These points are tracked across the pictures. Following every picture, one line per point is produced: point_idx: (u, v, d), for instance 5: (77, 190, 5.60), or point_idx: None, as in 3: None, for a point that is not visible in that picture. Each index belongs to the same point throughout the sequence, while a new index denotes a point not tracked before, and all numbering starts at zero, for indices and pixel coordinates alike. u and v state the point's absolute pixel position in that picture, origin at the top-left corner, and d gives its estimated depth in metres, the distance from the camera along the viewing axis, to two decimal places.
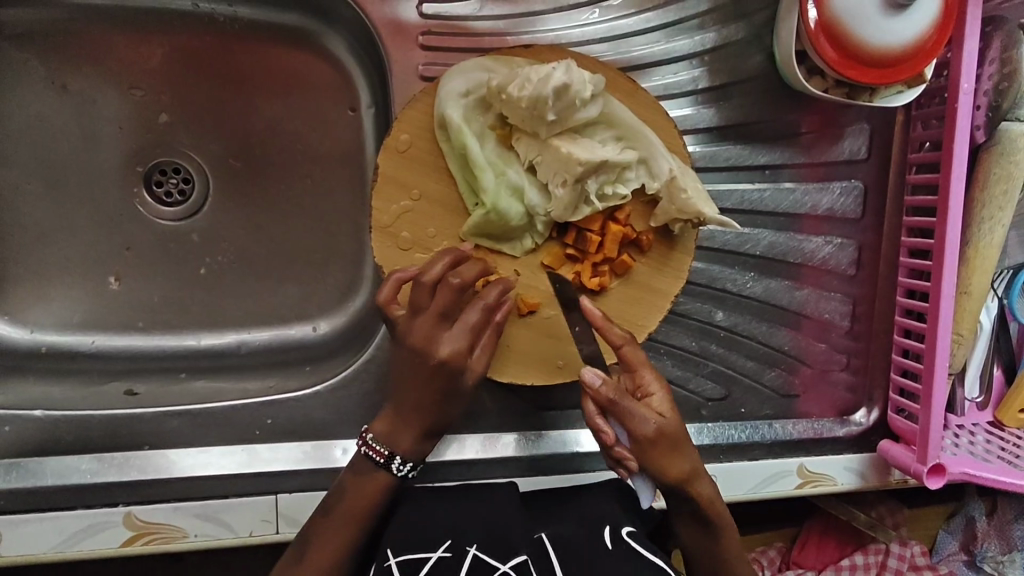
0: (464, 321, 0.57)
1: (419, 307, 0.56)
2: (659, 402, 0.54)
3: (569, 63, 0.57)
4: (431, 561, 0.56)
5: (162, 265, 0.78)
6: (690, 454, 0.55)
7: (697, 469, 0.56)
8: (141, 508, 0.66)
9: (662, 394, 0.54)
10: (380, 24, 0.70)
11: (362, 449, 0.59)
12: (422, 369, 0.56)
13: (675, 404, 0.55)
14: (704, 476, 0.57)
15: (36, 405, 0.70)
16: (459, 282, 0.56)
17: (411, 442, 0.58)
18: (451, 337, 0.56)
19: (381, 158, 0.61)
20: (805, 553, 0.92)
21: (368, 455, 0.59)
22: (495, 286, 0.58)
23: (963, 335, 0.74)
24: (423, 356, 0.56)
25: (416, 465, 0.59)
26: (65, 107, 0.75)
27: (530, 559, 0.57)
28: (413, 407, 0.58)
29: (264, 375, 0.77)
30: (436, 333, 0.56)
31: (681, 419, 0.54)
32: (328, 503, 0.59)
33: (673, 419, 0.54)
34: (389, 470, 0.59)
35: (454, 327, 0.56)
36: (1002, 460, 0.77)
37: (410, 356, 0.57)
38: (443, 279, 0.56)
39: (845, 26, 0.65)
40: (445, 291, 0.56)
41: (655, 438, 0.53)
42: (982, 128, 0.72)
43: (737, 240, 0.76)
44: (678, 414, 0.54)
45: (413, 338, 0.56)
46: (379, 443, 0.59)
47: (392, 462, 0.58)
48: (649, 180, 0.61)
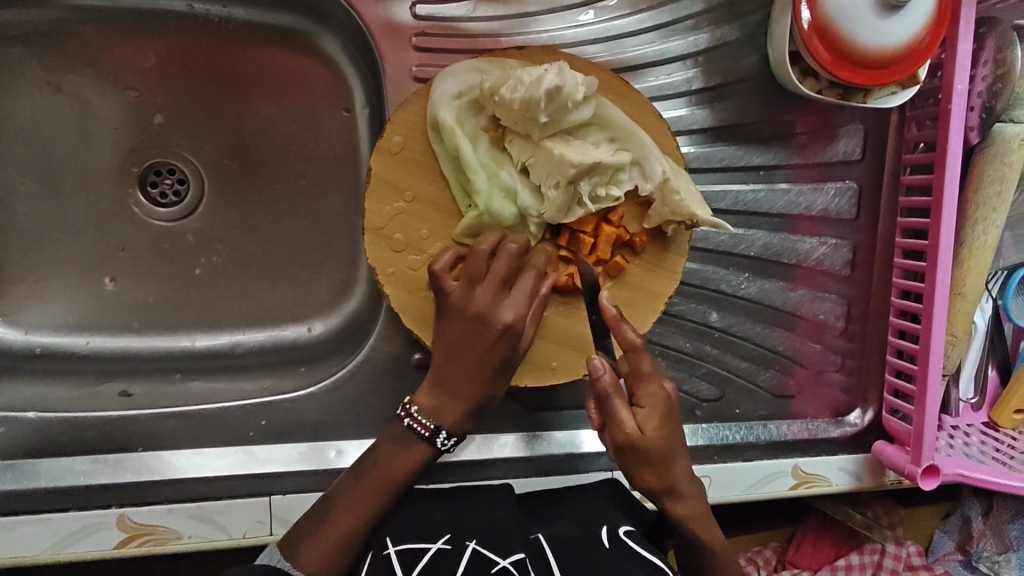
0: (521, 287, 0.58)
1: (478, 274, 0.58)
2: (648, 418, 0.51)
3: (562, 65, 0.57)
4: (430, 553, 0.56)
5: (157, 266, 0.78)
6: (672, 474, 0.53)
7: (678, 488, 0.54)
8: (135, 510, 0.66)
9: (653, 410, 0.52)
10: (374, 25, 0.70)
11: (406, 422, 0.60)
12: (483, 336, 0.57)
13: (666, 425, 0.52)
14: (688, 496, 0.55)
15: (31, 407, 0.70)
16: (517, 249, 0.58)
17: (459, 418, 0.59)
18: (511, 303, 0.57)
19: (374, 160, 0.61)
20: (801, 553, 0.92)
21: (413, 428, 0.59)
22: (540, 253, 0.59)
23: (958, 335, 0.74)
24: (485, 321, 0.57)
25: (459, 442, 0.60)
26: (60, 108, 0.75)
27: (528, 556, 0.56)
28: (468, 380, 0.58)
29: (258, 376, 0.77)
30: (497, 299, 0.57)
31: (669, 441, 0.52)
32: (341, 487, 0.60)
33: (655, 438, 0.51)
34: (433, 444, 0.59)
35: (514, 293, 0.58)
36: (998, 461, 0.77)
37: (469, 325, 0.58)
38: (499, 246, 0.58)
39: (839, 27, 0.65)
40: (504, 257, 0.58)
41: (632, 447, 0.51)
42: (975, 130, 0.72)
43: (731, 241, 0.76)
44: (667, 437, 0.51)
45: (473, 305, 0.57)
46: (426, 418, 0.59)
47: (438, 436, 0.59)
48: (642, 181, 0.61)
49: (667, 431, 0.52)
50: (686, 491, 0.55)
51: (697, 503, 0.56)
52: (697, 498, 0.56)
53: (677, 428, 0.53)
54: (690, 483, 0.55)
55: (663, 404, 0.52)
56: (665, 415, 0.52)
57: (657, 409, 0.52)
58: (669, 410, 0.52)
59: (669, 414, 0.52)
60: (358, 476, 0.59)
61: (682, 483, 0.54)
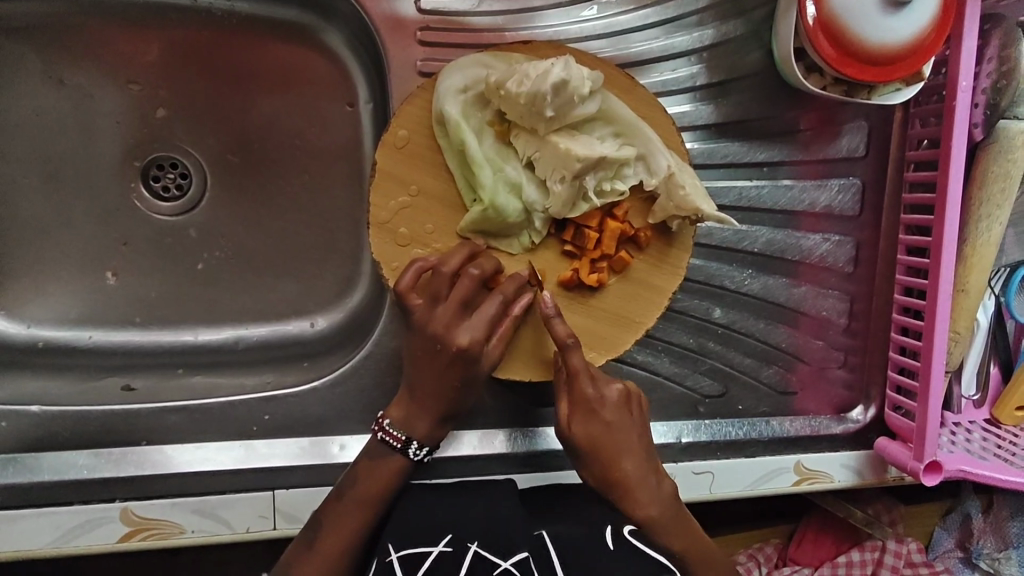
0: (482, 312, 0.59)
1: (438, 295, 0.58)
2: (574, 413, 0.58)
3: (568, 59, 0.56)
4: (431, 557, 0.57)
5: (159, 260, 0.78)
6: (609, 466, 0.57)
7: (621, 483, 0.56)
8: (138, 504, 0.66)
9: (580, 405, 0.58)
10: (379, 19, 0.70)
11: (378, 435, 0.61)
12: (440, 356, 0.59)
13: (593, 419, 0.57)
14: (634, 492, 0.56)
15: (33, 401, 0.70)
16: (479, 275, 0.59)
17: (428, 429, 0.61)
18: (469, 326, 0.58)
19: (379, 154, 0.61)
20: (802, 550, 0.92)
21: (385, 440, 0.61)
22: (512, 280, 0.60)
23: (960, 332, 0.75)
24: (442, 343, 0.58)
25: (431, 450, 0.62)
26: (62, 100, 0.75)
27: (531, 555, 0.59)
28: (432, 394, 0.60)
29: (262, 371, 0.77)
30: (456, 322, 0.58)
31: (599, 433, 0.57)
32: (341, 488, 0.60)
33: (581, 431, 0.57)
34: (405, 454, 0.61)
35: (474, 317, 0.59)
36: (998, 458, 0.78)
37: (429, 344, 0.59)
38: (464, 270, 0.59)
39: (844, 23, 0.65)
40: (465, 281, 0.58)
41: (565, 440, 0.58)
42: (980, 126, 0.72)
43: (735, 237, 0.77)
44: (595, 430, 0.57)
45: (431, 326, 0.58)
46: (397, 428, 0.61)
47: (409, 447, 0.61)
48: (647, 176, 0.61)
49: (597, 424, 0.57)
50: (632, 489, 0.56)
51: (648, 503, 0.56)
52: (644, 498, 0.56)
53: (610, 421, 0.57)
54: (632, 479, 0.56)
55: (588, 402, 0.58)
56: (588, 410, 0.58)
57: (583, 406, 0.58)
58: (598, 405, 0.58)
59: (597, 409, 0.58)
60: (360, 476, 0.60)
61: (625, 478, 0.56)
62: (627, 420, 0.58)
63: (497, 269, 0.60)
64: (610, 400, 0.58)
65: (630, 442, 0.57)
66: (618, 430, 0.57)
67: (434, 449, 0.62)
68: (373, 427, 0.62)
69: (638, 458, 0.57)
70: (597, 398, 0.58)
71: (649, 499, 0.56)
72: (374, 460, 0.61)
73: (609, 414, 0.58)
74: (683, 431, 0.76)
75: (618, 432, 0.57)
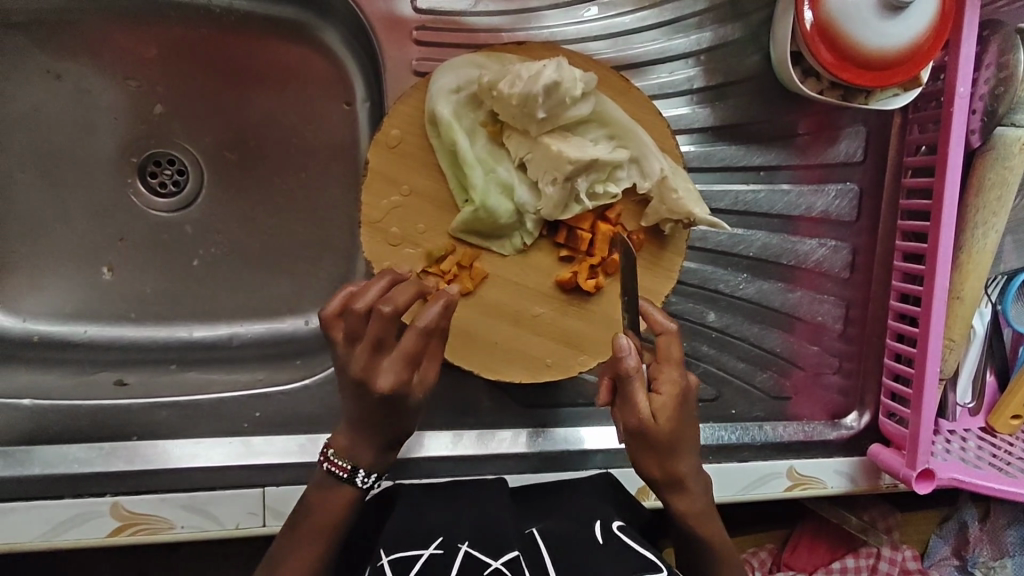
0: (401, 348, 0.51)
1: (355, 335, 0.52)
2: (649, 449, 0.54)
3: (561, 60, 0.56)
4: (422, 559, 0.55)
5: (155, 256, 0.78)
6: (677, 462, 0.55)
7: (679, 479, 0.56)
8: (129, 498, 0.66)
9: (670, 399, 0.53)
10: (375, 18, 0.70)
11: (323, 465, 0.57)
12: (433, 365, 0.58)
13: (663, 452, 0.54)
14: (688, 487, 0.57)
15: (26, 394, 0.70)
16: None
17: (372, 458, 0.57)
18: (389, 367, 0.51)
19: (371, 153, 0.61)
20: (796, 555, 0.92)
21: (330, 471, 0.57)
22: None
23: (955, 340, 0.74)
24: (437, 352, 0.57)
25: (379, 476, 0.58)
26: (60, 95, 0.75)
27: (523, 555, 0.56)
28: (425, 405, 0.59)
29: (256, 368, 0.77)
30: (374, 363, 0.51)
31: (680, 431, 0.54)
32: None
33: (668, 429, 0.53)
34: (393, 465, 0.59)
35: (392, 355, 0.51)
36: (992, 467, 0.77)
37: (352, 388, 0.53)
38: (376, 305, 0.51)
39: (841, 27, 0.64)
40: (454, 287, 0.58)
41: (644, 434, 0.53)
42: (977, 132, 0.71)
43: (730, 241, 0.76)
44: (665, 459, 0.54)
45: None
46: (341, 459, 0.57)
47: (357, 476, 0.57)
48: (640, 179, 0.61)
49: (680, 419, 0.54)
50: (688, 485, 0.57)
51: (693, 497, 0.58)
52: (695, 493, 0.57)
53: (687, 417, 0.55)
54: (691, 475, 0.56)
55: (677, 395, 0.53)
56: (665, 446, 0.54)
57: (672, 401, 0.53)
58: (682, 399, 0.54)
59: (670, 443, 0.54)
60: None
61: (685, 475, 0.56)
62: (696, 413, 0.56)
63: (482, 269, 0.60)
64: (690, 395, 0.55)
65: (696, 437, 0.56)
66: (690, 426, 0.55)
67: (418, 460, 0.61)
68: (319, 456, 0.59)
69: (695, 456, 0.56)
70: (680, 395, 0.54)
71: (694, 492, 0.57)
72: (358, 466, 0.59)
73: (680, 436, 0.54)
74: None
75: (690, 428, 0.55)
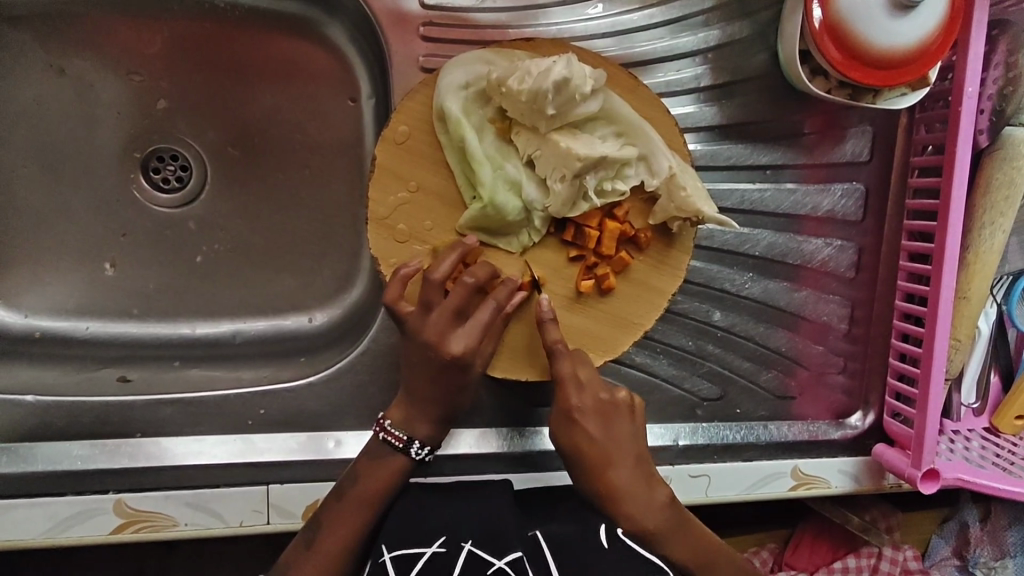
0: (476, 318, 0.58)
1: (431, 304, 0.57)
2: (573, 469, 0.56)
3: (571, 57, 0.56)
4: (425, 558, 0.57)
5: (158, 252, 0.78)
6: (601, 476, 0.54)
7: (614, 495, 0.54)
8: (132, 495, 0.66)
9: (567, 414, 0.56)
10: (382, 14, 0.69)
11: (379, 434, 0.61)
12: (432, 365, 0.58)
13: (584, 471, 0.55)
14: (623, 503, 0.54)
15: (29, 390, 0.70)
16: (473, 282, 0.58)
17: (429, 431, 0.61)
18: (463, 334, 0.58)
19: (378, 149, 0.60)
20: (798, 555, 0.92)
21: (386, 440, 0.60)
22: (506, 284, 0.59)
23: (961, 340, 0.74)
24: (434, 351, 0.58)
25: (433, 450, 0.61)
26: (62, 90, 0.75)
27: (525, 555, 0.58)
28: (429, 401, 0.60)
29: (259, 365, 0.77)
30: (449, 330, 0.58)
31: (585, 445, 0.55)
32: (342, 486, 0.60)
33: (574, 443, 0.55)
34: (408, 454, 0.61)
35: (467, 324, 0.58)
36: (997, 466, 0.77)
37: (422, 351, 0.58)
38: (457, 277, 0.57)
39: (850, 25, 0.64)
40: (459, 289, 0.57)
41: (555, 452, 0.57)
42: (985, 132, 0.71)
43: (736, 240, 0.76)
44: (593, 482, 0.55)
45: (425, 334, 0.58)
46: (398, 429, 0.60)
47: (411, 446, 0.60)
48: (649, 177, 0.61)
49: (584, 434, 0.55)
50: (622, 501, 0.54)
51: (642, 516, 0.54)
52: (636, 510, 0.54)
53: (596, 433, 0.55)
54: (624, 490, 0.54)
55: (574, 409, 0.55)
56: (582, 462, 0.55)
57: (569, 414, 0.56)
58: (588, 412, 0.55)
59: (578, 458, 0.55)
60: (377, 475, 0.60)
61: (616, 490, 0.54)
62: (617, 429, 0.55)
63: (491, 273, 0.59)
64: (597, 408, 0.56)
65: (622, 451, 0.55)
66: (606, 440, 0.55)
67: (436, 449, 0.62)
68: (374, 428, 0.62)
69: (626, 469, 0.54)
70: (583, 407, 0.56)
71: (640, 511, 0.54)
72: (372, 459, 0.60)
73: (592, 432, 0.55)
74: (680, 433, 0.75)
75: (604, 441, 0.55)
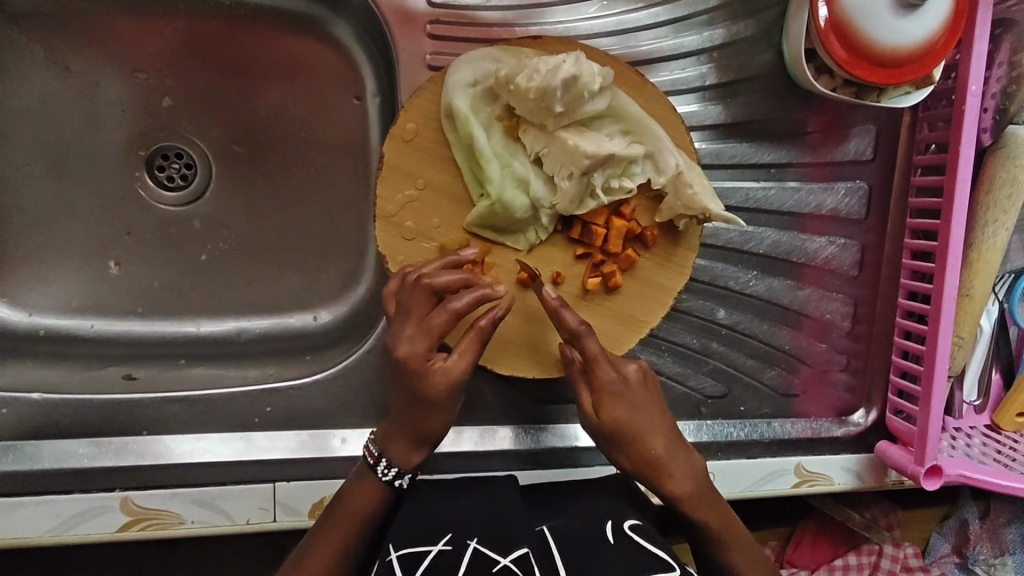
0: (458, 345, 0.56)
1: (411, 318, 0.56)
2: (612, 443, 0.58)
3: (579, 55, 0.56)
4: (431, 555, 0.55)
5: (162, 250, 0.78)
6: (640, 449, 0.57)
7: (655, 463, 0.57)
8: (138, 493, 0.65)
9: (609, 391, 0.57)
10: (388, 12, 0.69)
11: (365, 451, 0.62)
12: (407, 382, 0.57)
13: (626, 445, 0.57)
14: (665, 469, 0.57)
15: (34, 388, 0.69)
16: (457, 311, 0.56)
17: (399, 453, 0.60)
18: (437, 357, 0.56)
19: (386, 147, 0.60)
20: (799, 552, 0.92)
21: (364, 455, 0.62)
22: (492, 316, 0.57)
23: (964, 338, 0.74)
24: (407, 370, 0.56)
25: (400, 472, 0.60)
26: (66, 88, 0.75)
27: (531, 552, 0.55)
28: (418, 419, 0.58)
29: (264, 363, 0.77)
30: (423, 349, 0.56)
31: (628, 418, 0.57)
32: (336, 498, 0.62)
33: (613, 415, 0.57)
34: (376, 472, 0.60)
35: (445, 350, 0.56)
36: (998, 463, 0.77)
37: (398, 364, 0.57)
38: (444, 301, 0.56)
39: (856, 24, 0.65)
40: (440, 313, 0.55)
41: (593, 428, 0.58)
42: (988, 130, 0.72)
43: (741, 238, 0.76)
44: (638, 455, 0.57)
45: (400, 349, 0.56)
46: (373, 443, 0.61)
47: (380, 464, 0.60)
48: (655, 174, 0.61)
49: (627, 407, 0.57)
50: (664, 466, 0.57)
51: (680, 478, 0.58)
52: (677, 473, 0.58)
53: (635, 404, 0.57)
54: (664, 456, 0.57)
55: (613, 387, 0.57)
56: (623, 436, 0.57)
57: (609, 392, 0.57)
58: (622, 390, 0.57)
59: (615, 430, 0.57)
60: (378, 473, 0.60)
61: (657, 460, 0.57)
62: (649, 398, 0.58)
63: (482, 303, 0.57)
64: (630, 384, 0.58)
65: (655, 420, 0.58)
66: (642, 411, 0.58)
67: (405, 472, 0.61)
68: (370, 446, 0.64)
69: (664, 436, 0.58)
70: (619, 382, 0.57)
71: (679, 473, 0.58)
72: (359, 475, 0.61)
73: (632, 400, 0.57)
74: (684, 431, 0.76)
75: (644, 413, 0.57)
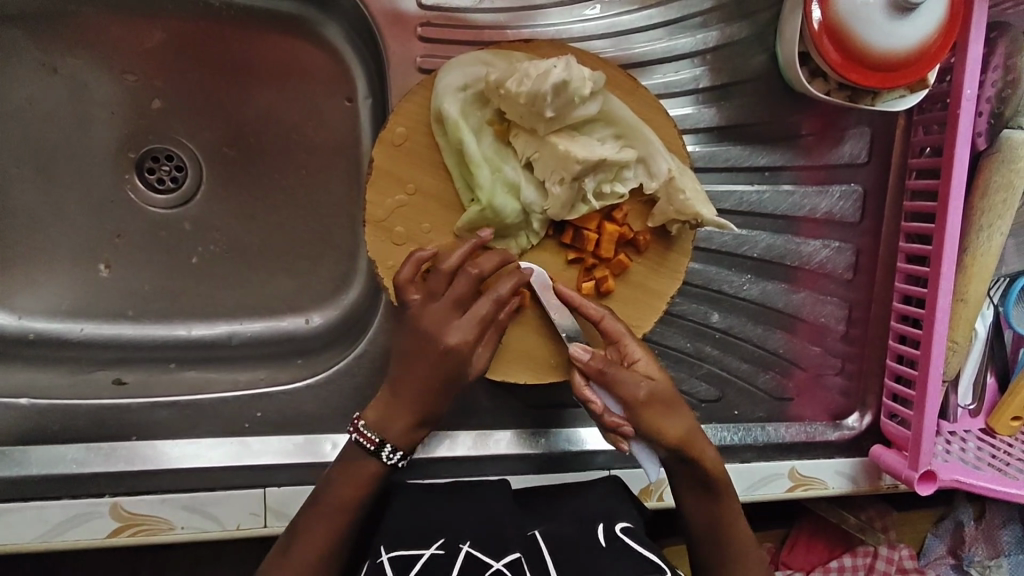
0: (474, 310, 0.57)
1: (435, 292, 0.57)
2: (653, 422, 0.57)
3: (570, 59, 0.56)
4: (423, 558, 0.55)
5: (153, 253, 0.77)
6: (674, 418, 0.58)
7: (687, 431, 0.59)
8: (128, 499, 0.65)
9: (642, 367, 0.58)
10: (379, 14, 0.69)
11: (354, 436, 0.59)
12: (425, 353, 0.57)
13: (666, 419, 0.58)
14: (696, 438, 0.59)
15: (23, 393, 0.69)
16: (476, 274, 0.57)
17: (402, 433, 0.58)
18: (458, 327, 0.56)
19: (376, 151, 0.60)
20: (794, 554, 0.92)
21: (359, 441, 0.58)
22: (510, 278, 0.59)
23: (958, 343, 0.74)
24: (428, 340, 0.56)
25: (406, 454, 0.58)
26: (55, 89, 0.74)
27: (524, 556, 0.56)
28: (424, 395, 0.57)
29: (255, 367, 0.76)
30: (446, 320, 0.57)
31: (663, 390, 0.58)
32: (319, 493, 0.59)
33: (650, 389, 0.57)
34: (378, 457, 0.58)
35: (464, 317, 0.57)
36: (993, 467, 0.77)
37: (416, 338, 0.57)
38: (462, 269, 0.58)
39: (850, 27, 0.64)
40: (463, 280, 0.57)
41: (633, 413, 0.57)
42: (983, 135, 0.72)
43: (735, 242, 0.76)
44: (675, 428, 0.58)
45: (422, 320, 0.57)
46: (371, 430, 0.58)
47: (383, 450, 0.58)
48: (647, 179, 0.61)
49: (660, 377, 0.58)
50: (693, 435, 0.59)
51: (707, 446, 0.60)
52: (703, 440, 0.60)
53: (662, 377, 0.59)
54: (691, 424, 0.59)
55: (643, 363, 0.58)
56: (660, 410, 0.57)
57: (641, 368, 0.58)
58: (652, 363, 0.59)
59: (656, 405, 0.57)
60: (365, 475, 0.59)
61: (689, 429, 0.59)
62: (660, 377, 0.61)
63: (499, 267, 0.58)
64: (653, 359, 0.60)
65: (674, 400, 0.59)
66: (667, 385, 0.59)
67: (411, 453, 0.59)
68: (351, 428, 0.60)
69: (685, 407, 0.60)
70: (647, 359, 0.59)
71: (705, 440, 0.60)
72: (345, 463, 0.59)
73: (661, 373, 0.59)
74: None
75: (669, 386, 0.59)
